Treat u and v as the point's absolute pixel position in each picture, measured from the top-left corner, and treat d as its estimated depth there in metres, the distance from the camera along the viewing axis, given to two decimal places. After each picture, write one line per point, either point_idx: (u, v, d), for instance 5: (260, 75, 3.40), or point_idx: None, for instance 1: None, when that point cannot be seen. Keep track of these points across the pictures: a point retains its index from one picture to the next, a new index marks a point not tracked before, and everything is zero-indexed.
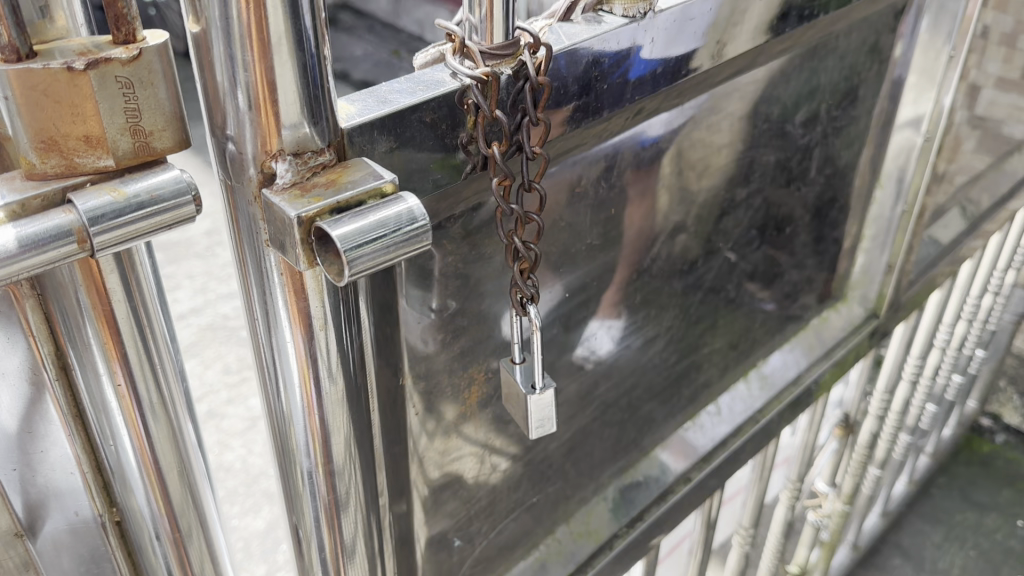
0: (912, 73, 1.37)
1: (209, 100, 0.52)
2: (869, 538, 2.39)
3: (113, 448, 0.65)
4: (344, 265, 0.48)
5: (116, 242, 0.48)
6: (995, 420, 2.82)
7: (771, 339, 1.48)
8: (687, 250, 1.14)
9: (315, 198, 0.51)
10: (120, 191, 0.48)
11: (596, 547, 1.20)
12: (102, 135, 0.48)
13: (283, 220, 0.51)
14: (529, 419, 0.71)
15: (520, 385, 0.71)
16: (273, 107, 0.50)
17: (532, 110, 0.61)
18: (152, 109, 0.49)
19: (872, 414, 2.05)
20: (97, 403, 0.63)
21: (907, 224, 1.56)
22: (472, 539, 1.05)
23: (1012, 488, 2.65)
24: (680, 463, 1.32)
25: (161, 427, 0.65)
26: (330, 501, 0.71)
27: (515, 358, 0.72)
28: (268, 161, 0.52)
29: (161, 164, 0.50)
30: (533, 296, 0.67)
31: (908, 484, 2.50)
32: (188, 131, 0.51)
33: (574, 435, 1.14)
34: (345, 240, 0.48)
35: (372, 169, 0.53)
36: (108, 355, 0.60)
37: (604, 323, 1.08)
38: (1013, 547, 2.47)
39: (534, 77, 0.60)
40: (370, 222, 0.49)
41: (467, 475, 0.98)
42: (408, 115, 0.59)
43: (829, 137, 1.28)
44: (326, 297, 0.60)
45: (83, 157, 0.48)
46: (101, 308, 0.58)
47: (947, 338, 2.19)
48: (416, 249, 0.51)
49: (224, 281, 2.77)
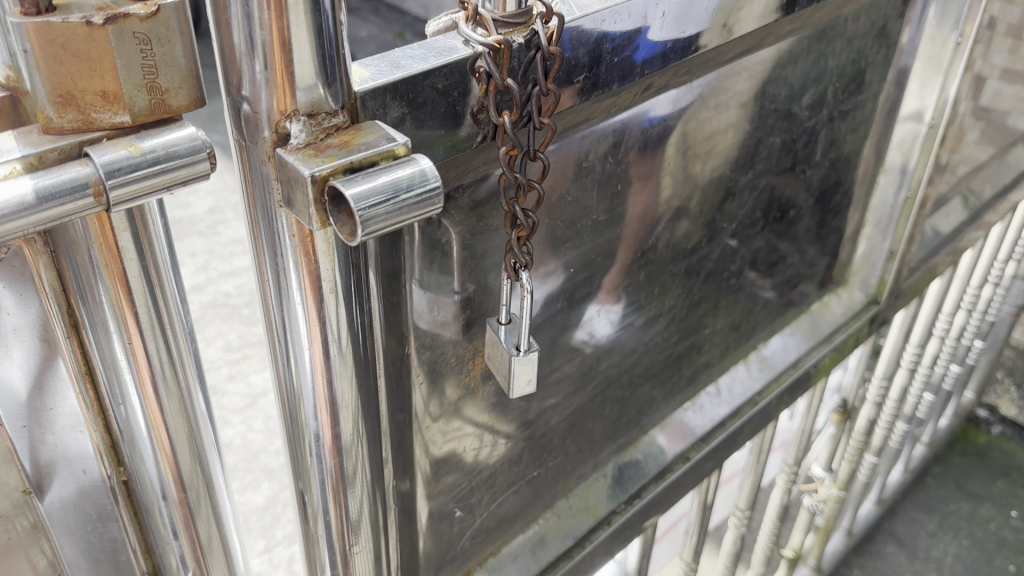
0: (918, 61, 1.37)
1: (224, 59, 0.52)
2: (863, 524, 2.41)
3: (123, 408, 0.66)
4: (357, 224, 0.49)
5: (131, 197, 0.49)
6: (992, 411, 2.84)
7: (771, 323, 1.48)
8: (689, 234, 1.15)
9: (329, 158, 0.51)
10: (137, 146, 0.48)
11: (595, 523, 1.21)
12: (120, 91, 0.48)
13: (296, 178, 0.51)
14: (513, 378, 0.73)
15: (504, 345, 0.74)
16: (288, 67, 0.50)
17: (543, 80, 0.62)
18: (170, 69, 0.49)
19: (871, 400, 2.06)
20: (107, 361, 0.63)
21: (909, 211, 1.56)
22: (472, 511, 1.06)
23: (1007, 479, 2.67)
24: (677, 445, 1.32)
25: (169, 387, 0.66)
26: (335, 449, 0.71)
27: (501, 318, 0.74)
28: (283, 121, 0.52)
29: (177, 122, 0.50)
30: (527, 263, 0.69)
31: (903, 472, 2.52)
32: (204, 90, 0.51)
33: (576, 412, 1.14)
34: (358, 199, 0.49)
35: (385, 131, 0.53)
36: (118, 315, 0.61)
37: (604, 306, 1.08)
38: (1006, 536, 2.50)
39: (546, 47, 0.61)
40: (384, 182, 0.50)
41: (467, 451, 0.98)
42: (420, 81, 0.59)
43: (835, 120, 1.28)
44: (336, 259, 0.60)
45: (100, 112, 0.48)
46: (113, 266, 0.59)
47: (947, 328, 2.20)
48: (426, 211, 0.52)
49: (227, 259, 2.78)
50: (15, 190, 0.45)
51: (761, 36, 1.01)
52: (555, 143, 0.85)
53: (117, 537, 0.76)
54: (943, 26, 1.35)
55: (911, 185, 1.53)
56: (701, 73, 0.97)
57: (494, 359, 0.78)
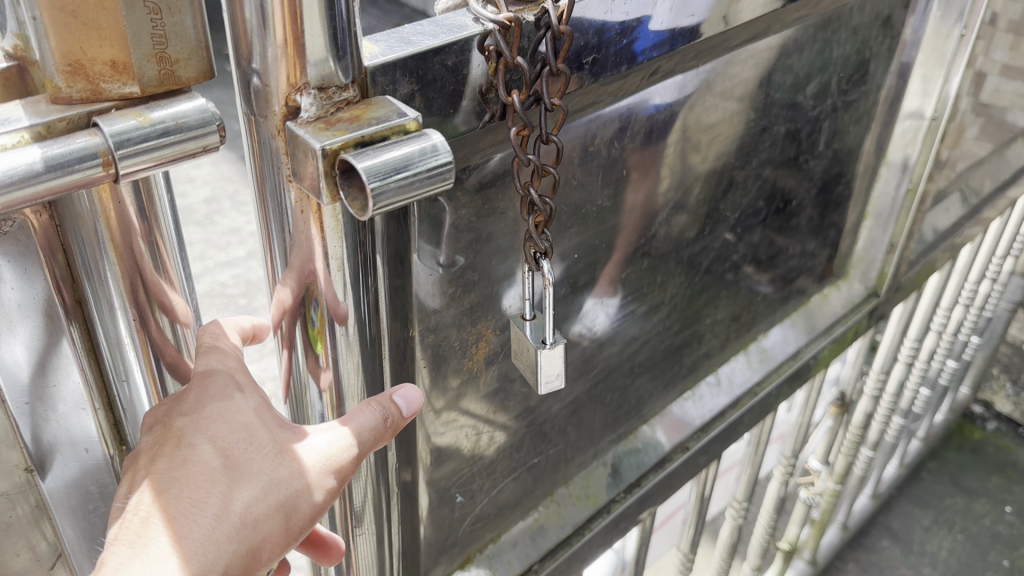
0: (922, 53, 1.37)
1: (232, 31, 0.52)
2: (859, 518, 2.42)
3: (126, 386, 0.68)
4: (369, 199, 0.49)
5: (138, 166, 0.51)
6: (987, 407, 2.84)
7: (772, 314, 1.48)
8: (686, 229, 1.14)
9: (340, 130, 0.51)
10: (146, 116, 0.51)
11: (593, 512, 1.21)
12: (129, 62, 0.51)
13: (306, 151, 0.51)
14: (539, 372, 0.73)
15: (529, 340, 0.74)
16: (299, 39, 0.50)
17: (554, 60, 0.62)
18: (180, 40, 0.52)
19: (868, 394, 2.06)
20: (111, 340, 0.64)
21: (910, 204, 1.56)
22: (474, 497, 1.05)
23: (1002, 475, 2.68)
24: (674, 437, 1.31)
25: (172, 366, 0.68)
26: (287, 314, 0.65)
27: (525, 314, 0.74)
28: (293, 95, 0.52)
29: (185, 92, 0.53)
30: (547, 250, 0.69)
31: (899, 467, 2.53)
32: (211, 62, 0.54)
33: (577, 399, 1.14)
34: (370, 174, 0.48)
35: (395, 106, 0.53)
36: (125, 294, 0.62)
37: (602, 298, 1.08)
38: (1000, 532, 2.51)
39: (556, 26, 0.61)
40: (396, 157, 0.50)
41: (464, 444, 0.97)
42: (431, 57, 0.59)
43: (839, 110, 1.28)
44: (344, 237, 0.60)
45: (109, 82, 0.51)
46: (117, 239, 0.59)
47: (944, 322, 2.20)
48: (437, 186, 0.52)
49: (223, 249, 2.74)
50: (26, 158, 0.47)
51: (764, 24, 1.01)
52: (567, 123, 0.85)
53: None
54: (947, 18, 1.34)
55: (912, 178, 1.53)
56: (706, 60, 0.97)
57: (520, 355, 0.78)
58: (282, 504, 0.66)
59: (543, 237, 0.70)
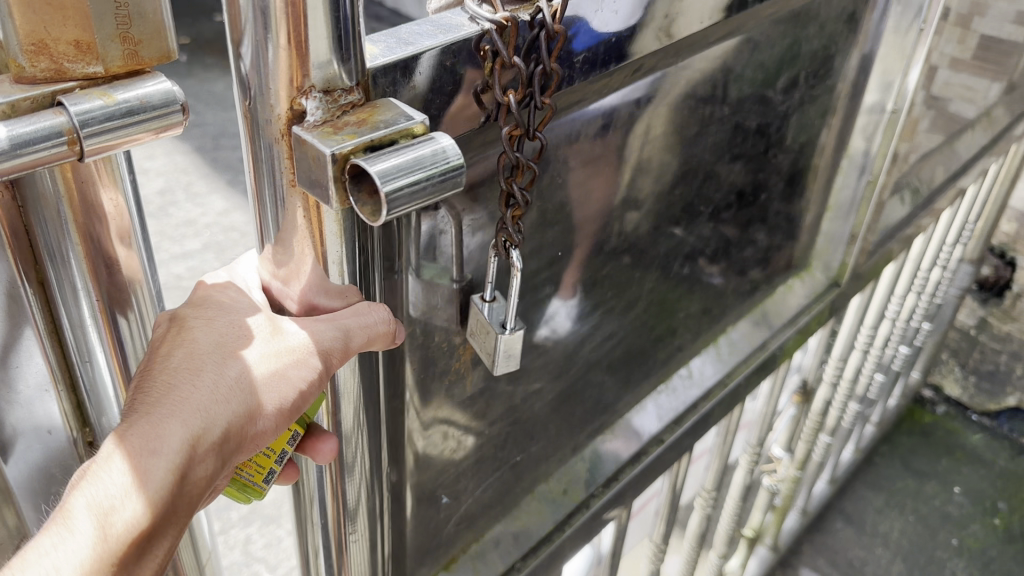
0: (883, 47, 1.39)
1: (234, 33, 0.50)
2: (818, 503, 2.46)
3: (89, 365, 0.70)
4: (383, 203, 0.48)
5: (102, 144, 0.54)
6: (937, 391, 2.92)
7: (741, 305, 1.50)
8: (637, 228, 1.10)
9: (349, 135, 0.50)
10: (110, 97, 0.54)
11: (574, 507, 1.20)
12: (93, 42, 0.54)
13: (315, 160, 0.50)
14: (496, 356, 0.78)
15: (490, 322, 0.78)
16: (302, 41, 0.49)
17: (547, 59, 0.64)
18: (142, 21, 0.55)
19: (827, 381, 2.10)
20: (74, 320, 0.68)
21: (870, 194, 1.59)
22: (459, 497, 1.04)
23: (953, 458, 2.74)
24: (625, 451, 1.27)
25: (138, 348, 0.71)
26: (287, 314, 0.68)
27: (488, 297, 0.78)
28: (298, 99, 0.51)
29: (148, 72, 0.57)
30: (518, 242, 0.73)
31: (856, 452, 2.57)
32: (171, 43, 0.58)
33: (559, 395, 1.13)
34: (383, 177, 0.48)
35: (401, 109, 0.52)
36: (85, 273, 0.65)
37: (564, 300, 1.05)
38: (949, 512, 2.58)
39: (551, 25, 0.63)
40: (408, 162, 0.49)
41: (437, 451, 0.94)
42: (430, 57, 0.60)
43: (805, 104, 1.30)
44: (345, 244, 0.58)
45: (73, 62, 0.54)
46: (78, 220, 0.62)
47: (897, 310, 2.25)
48: (448, 189, 0.51)
49: (179, 242, 2.46)
50: None
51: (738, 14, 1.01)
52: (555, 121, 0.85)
53: None
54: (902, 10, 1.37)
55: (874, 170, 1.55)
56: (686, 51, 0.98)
57: (477, 336, 0.82)
58: (278, 376, 0.65)
59: (515, 228, 0.74)
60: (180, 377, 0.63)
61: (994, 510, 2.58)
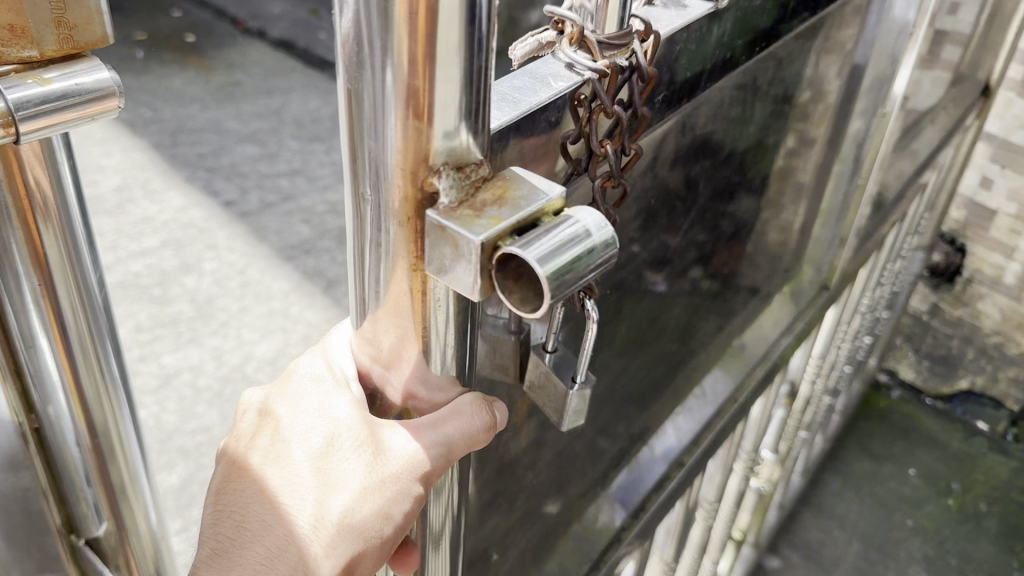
0: (873, 56, 1.29)
1: (355, 125, 0.49)
2: (791, 496, 2.28)
3: (30, 351, 0.68)
4: (545, 288, 0.45)
5: (37, 130, 0.50)
6: (892, 374, 2.66)
7: (740, 314, 1.43)
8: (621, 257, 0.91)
9: (495, 219, 0.48)
10: (43, 79, 0.50)
11: (609, 541, 1.17)
12: (27, 25, 0.49)
13: (458, 248, 0.48)
14: (566, 413, 0.69)
15: (558, 376, 0.68)
16: (430, 115, 0.47)
17: (637, 103, 0.59)
18: (77, 4, 0.51)
19: (808, 378, 2.06)
20: (13, 306, 0.65)
21: (858, 197, 1.48)
22: (505, 551, 0.99)
23: (905, 440, 2.51)
24: (621, 512, 1.20)
25: (82, 334, 0.70)
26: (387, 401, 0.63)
27: (548, 348, 0.69)
28: (429, 178, 0.49)
29: (84, 58, 0.52)
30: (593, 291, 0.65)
31: (822, 443, 2.35)
32: (110, 29, 0.53)
33: (595, 431, 1.09)
34: (542, 262, 0.45)
35: (535, 181, 0.50)
36: (30, 255, 0.63)
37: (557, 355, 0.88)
38: (929, 509, 2.33)
39: (645, 68, 0.58)
40: (559, 242, 0.46)
41: (506, 491, 0.90)
42: (538, 115, 0.57)
43: (804, 113, 1.21)
44: (454, 321, 0.56)
45: (5, 46, 0.49)
46: (15, 194, 0.60)
47: (870, 303, 2.15)
48: (603, 265, 0.48)
49: (139, 239, 2.01)
50: None
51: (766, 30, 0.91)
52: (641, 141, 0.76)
53: (29, 486, 0.75)
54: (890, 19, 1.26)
55: (863, 175, 1.43)
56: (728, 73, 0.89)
57: (536, 388, 0.72)
58: (375, 518, 0.61)
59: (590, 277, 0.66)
60: (270, 512, 0.62)
61: (948, 491, 2.39)
